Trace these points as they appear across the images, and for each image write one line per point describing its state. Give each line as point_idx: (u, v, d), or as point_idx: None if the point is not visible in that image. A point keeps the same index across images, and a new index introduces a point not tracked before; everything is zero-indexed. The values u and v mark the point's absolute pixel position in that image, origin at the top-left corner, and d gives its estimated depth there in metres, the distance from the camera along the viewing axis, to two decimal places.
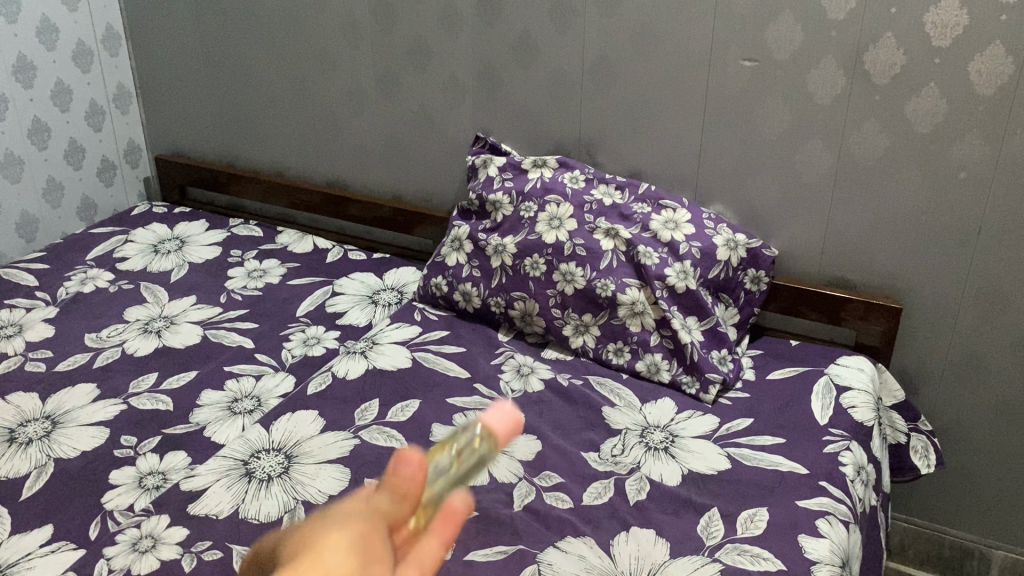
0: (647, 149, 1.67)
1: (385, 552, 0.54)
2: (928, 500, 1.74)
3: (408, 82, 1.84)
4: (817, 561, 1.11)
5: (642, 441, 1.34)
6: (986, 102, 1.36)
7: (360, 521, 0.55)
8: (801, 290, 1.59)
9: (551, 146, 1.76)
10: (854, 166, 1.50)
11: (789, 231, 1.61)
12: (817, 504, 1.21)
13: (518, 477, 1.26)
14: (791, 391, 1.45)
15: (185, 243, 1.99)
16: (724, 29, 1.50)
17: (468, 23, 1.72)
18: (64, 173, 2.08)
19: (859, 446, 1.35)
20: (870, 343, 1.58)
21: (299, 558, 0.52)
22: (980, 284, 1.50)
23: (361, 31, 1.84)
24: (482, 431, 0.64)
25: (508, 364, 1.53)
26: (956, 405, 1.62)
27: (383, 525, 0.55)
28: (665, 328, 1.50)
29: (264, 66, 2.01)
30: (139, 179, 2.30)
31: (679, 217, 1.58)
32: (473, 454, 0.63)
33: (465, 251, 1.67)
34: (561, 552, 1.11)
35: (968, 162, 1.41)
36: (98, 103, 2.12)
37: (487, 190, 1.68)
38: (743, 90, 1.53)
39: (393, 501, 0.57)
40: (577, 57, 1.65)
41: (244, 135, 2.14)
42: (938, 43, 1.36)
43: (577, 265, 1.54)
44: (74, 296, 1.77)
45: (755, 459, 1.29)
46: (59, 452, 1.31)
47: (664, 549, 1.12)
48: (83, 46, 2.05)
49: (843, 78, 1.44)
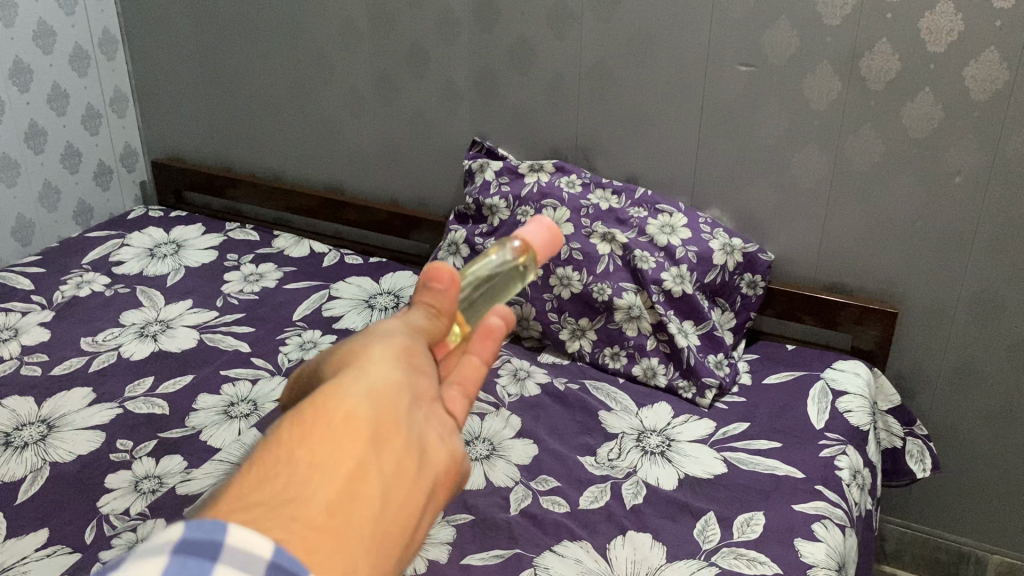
0: (643, 154, 1.67)
1: (425, 365, 0.59)
2: (924, 504, 1.74)
3: (405, 86, 1.85)
4: (814, 565, 1.11)
5: (638, 445, 1.34)
6: (981, 108, 1.37)
7: (405, 337, 0.60)
8: (796, 295, 1.59)
9: (548, 151, 1.76)
10: (850, 172, 1.50)
11: (785, 236, 1.61)
12: (813, 507, 1.21)
13: (515, 481, 1.26)
14: (787, 396, 1.45)
15: (182, 247, 1.99)
16: (720, 35, 1.50)
17: (465, 28, 1.72)
18: (61, 177, 2.08)
19: (855, 450, 1.35)
20: (866, 348, 1.58)
21: (348, 370, 0.55)
22: (975, 289, 1.50)
23: (358, 36, 1.84)
24: (523, 244, 0.71)
25: (505, 368, 1.53)
26: (952, 409, 1.62)
27: (423, 341, 0.61)
28: (662, 332, 1.50)
29: (261, 71, 2.01)
30: (135, 183, 2.30)
31: (675, 221, 1.58)
32: (517, 264, 0.70)
33: (461, 255, 1.67)
34: (558, 556, 1.11)
35: (963, 167, 1.42)
36: (95, 107, 2.12)
37: (484, 195, 1.68)
38: (739, 95, 1.53)
39: (430, 318, 0.62)
40: (574, 63, 1.65)
41: (240, 139, 2.14)
42: (933, 49, 1.36)
43: (574, 269, 1.54)
44: (70, 300, 1.77)
45: (751, 463, 1.29)
46: (55, 456, 1.31)
47: (661, 553, 1.12)
48: (81, 50, 2.05)
49: (839, 83, 1.45)
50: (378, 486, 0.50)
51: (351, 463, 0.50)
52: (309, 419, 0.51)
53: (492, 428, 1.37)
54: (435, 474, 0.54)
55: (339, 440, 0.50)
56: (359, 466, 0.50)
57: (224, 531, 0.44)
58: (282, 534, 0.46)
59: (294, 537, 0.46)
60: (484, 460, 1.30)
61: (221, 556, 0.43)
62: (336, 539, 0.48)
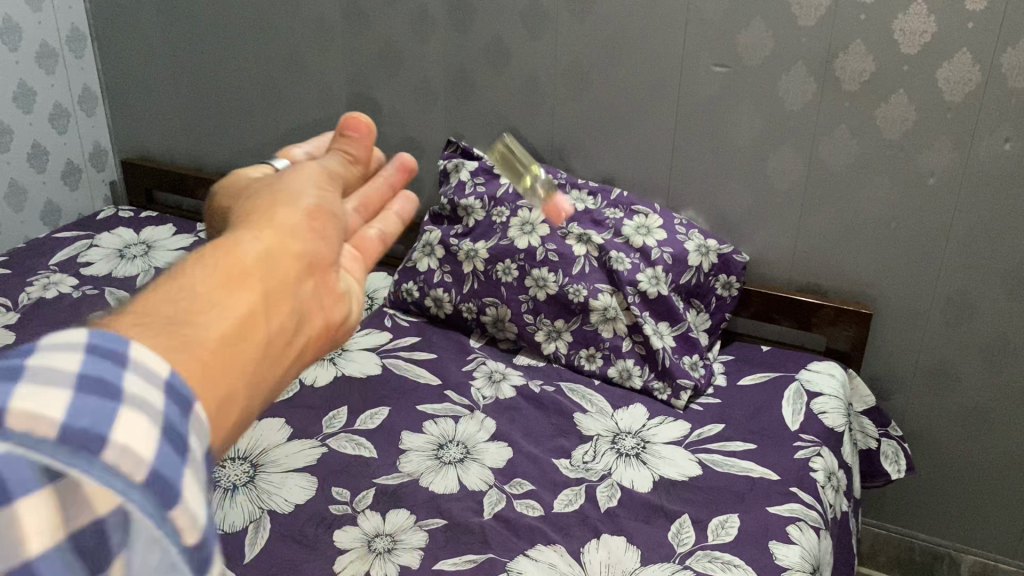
0: (618, 155, 1.66)
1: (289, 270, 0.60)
2: (898, 504, 1.75)
3: (378, 85, 1.83)
4: (789, 568, 1.10)
5: (613, 447, 1.33)
6: (955, 110, 1.37)
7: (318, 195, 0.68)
8: (772, 296, 1.59)
9: (524, 151, 1.75)
10: (825, 173, 1.50)
11: (760, 237, 1.61)
12: (788, 510, 1.20)
13: (488, 484, 1.24)
14: (763, 397, 1.45)
15: (152, 247, 1.96)
16: (696, 36, 1.50)
17: (440, 27, 1.71)
18: (28, 176, 2.04)
19: (830, 451, 1.35)
20: (841, 349, 1.58)
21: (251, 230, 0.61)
22: (949, 290, 1.51)
23: (331, 34, 1.82)
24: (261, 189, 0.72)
25: (479, 371, 1.52)
26: (926, 410, 1.63)
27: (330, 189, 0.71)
28: (638, 333, 1.49)
29: (234, 70, 1.98)
30: (105, 183, 2.26)
31: (651, 222, 1.58)
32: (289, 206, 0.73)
33: (436, 256, 1.65)
34: (531, 560, 1.10)
35: (937, 169, 1.42)
36: (63, 105, 2.08)
37: (459, 195, 1.67)
38: (715, 96, 1.53)
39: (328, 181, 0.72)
40: (550, 62, 1.64)
41: (213, 138, 2.11)
42: (906, 51, 1.37)
43: (549, 270, 1.53)
44: (36, 301, 1.73)
45: (726, 465, 1.29)
46: None
47: (635, 556, 1.11)
48: (48, 48, 2.01)
49: (814, 85, 1.45)
50: (265, 333, 0.56)
51: (247, 305, 0.55)
52: (219, 247, 0.58)
53: (466, 431, 1.35)
54: (312, 331, 0.62)
55: (236, 284, 0.56)
56: (255, 311, 0.55)
57: (127, 346, 0.45)
58: (195, 345, 0.50)
59: (193, 361, 0.49)
60: (458, 463, 1.28)
61: (130, 346, 0.45)
62: (241, 350, 0.53)
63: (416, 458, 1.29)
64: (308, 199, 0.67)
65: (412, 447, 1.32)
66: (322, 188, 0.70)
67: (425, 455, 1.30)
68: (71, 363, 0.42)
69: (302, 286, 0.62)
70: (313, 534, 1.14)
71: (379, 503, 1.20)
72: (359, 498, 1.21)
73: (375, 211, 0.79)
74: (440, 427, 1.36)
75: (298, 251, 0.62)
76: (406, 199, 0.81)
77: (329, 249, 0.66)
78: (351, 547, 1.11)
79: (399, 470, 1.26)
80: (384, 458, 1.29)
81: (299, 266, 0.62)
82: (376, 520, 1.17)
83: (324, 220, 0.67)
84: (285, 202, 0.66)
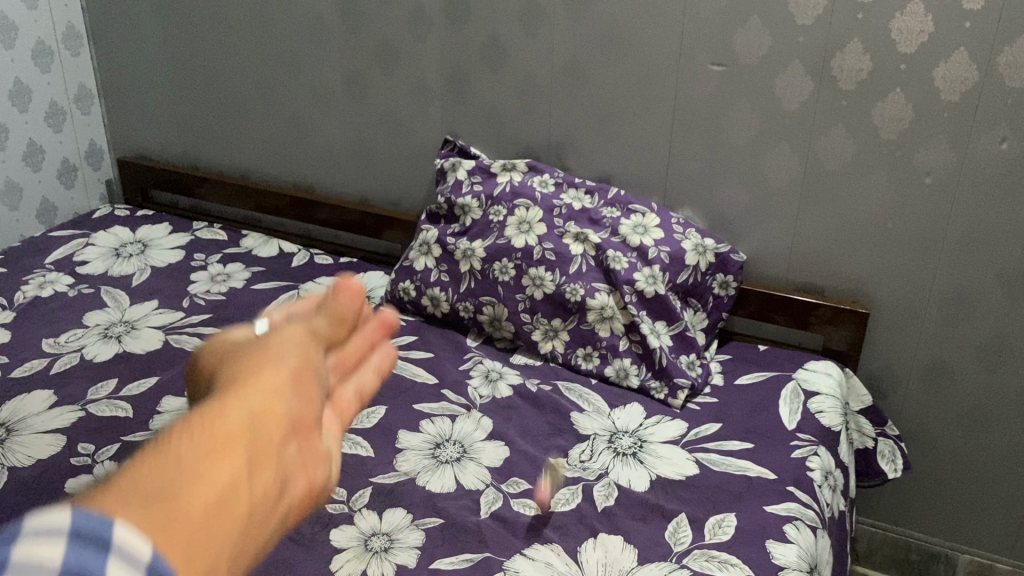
0: (615, 154, 1.66)
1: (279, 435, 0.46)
2: (894, 503, 1.75)
3: (375, 83, 1.82)
4: (786, 567, 1.10)
5: (610, 446, 1.33)
6: (952, 109, 1.37)
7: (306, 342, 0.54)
8: (769, 295, 1.59)
9: (521, 150, 1.75)
10: (821, 172, 1.50)
11: (757, 236, 1.61)
12: (785, 509, 1.20)
13: (485, 483, 1.24)
14: (760, 396, 1.45)
15: (148, 246, 1.96)
16: (693, 35, 1.50)
17: (437, 25, 1.70)
18: (23, 174, 2.03)
19: (827, 451, 1.35)
20: (838, 348, 1.58)
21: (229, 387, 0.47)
22: (946, 290, 1.51)
23: (328, 33, 1.82)
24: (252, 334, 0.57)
25: (476, 370, 1.52)
26: (923, 410, 1.63)
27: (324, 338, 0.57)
28: (635, 332, 1.49)
29: (230, 68, 1.98)
30: (101, 182, 2.26)
31: (648, 221, 1.58)
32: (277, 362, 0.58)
33: (433, 255, 1.65)
34: (528, 559, 1.10)
35: (934, 168, 1.42)
36: (59, 103, 2.08)
37: (456, 194, 1.67)
38: (712, 95, 1.53)
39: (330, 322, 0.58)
40: (547, 61, 1.64)
41: (209, 137, 2.10)
42: (903, 50, 1.37)
43: (547, 269, 1.53)
44: (32, 300, 1.73)
45: (723, 464, 1.29)
46: (12, 460, 1.27)
47: (632, 555, 1.11)
48: (44, 46, 2.00)
49: (811, 83, 1.45)
50: (253, 513, 0.42)
51: (225, 481, 0.41)
52: (195, 424, 0.43)
53: (463, 430, 1.35)
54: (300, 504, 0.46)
55: (223, 449, 0.42)
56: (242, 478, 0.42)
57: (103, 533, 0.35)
58: (154, 541, 0.37)
59: (170, 545, 0.38)
60: (454, 462, 1.28)
61: (110, 555, 0.35)
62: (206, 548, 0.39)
63: (413, 457, 1.29)
64: (291, 355, 0.52)
65: (409, 446, 1.31)
66: (313, 335, 0.56)
67: (422, 454, 1.30)
68: (52, 555, 0.34)
69: (291, 447, 0.46)
70: (309, 533, 1.13)
71: (375, 502, 1.20)
72: (356, 497, 1.20)
73: (351, 369, 0.60)
74: (437, 426, 1.36)
75: (280, 421, 0.46)
76: (380, 354, 0.62)
77: (311, 404, 0.50)
78: (348, 546, 1.11)
79: (396, 469, 1.26)
80: (381, 456, 1.29)
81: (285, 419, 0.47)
82: (373, 519, 1.16)
83: (306, 378, 0.51)
84: (261, 365, 0.50)
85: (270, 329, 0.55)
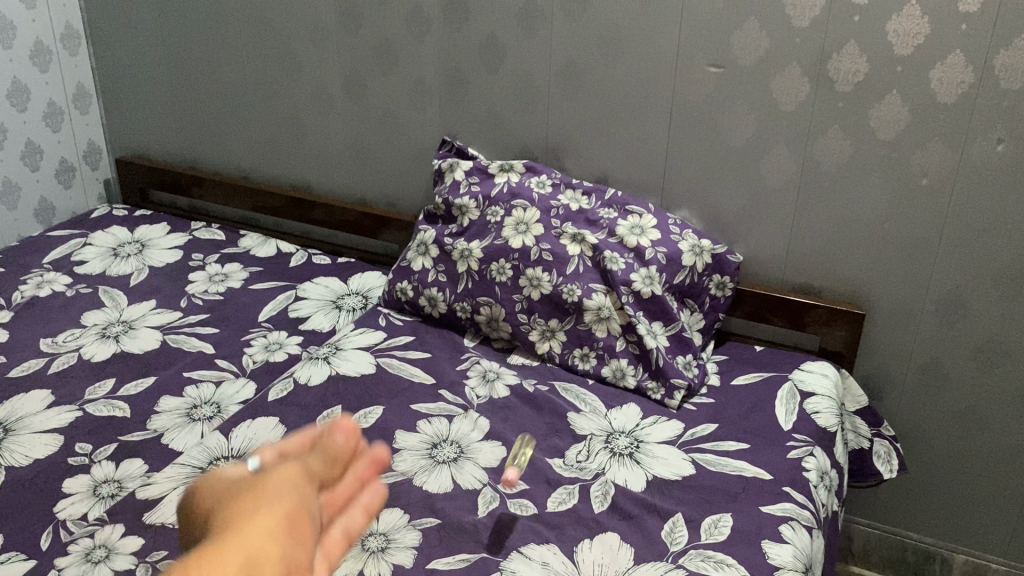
0: (613, 154, 1.67)
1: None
2: (890, 504, 1.75)
3: (373, 83, 1.83)
4: (781, 567, 1.11)
5: (606, 447, 1.33)
6: (948, 111, 1.38)
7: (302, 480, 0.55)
8: (765, 296, 1.60)
9: (519, 150, 1.75)
10: (818, 173, 1.51)
11: (754, 237, 1.61)
12: (781, 509, 1.21)
13: (482, 483, 1.24)
14: (756, 397, 1.45)
15: (146, 246, 1.96)
16: (690, 36, 1.50)
17: (435, 26, 1.71)
18: (21, 174, 2.03)
19: (823, 451, 1.35)
20: (834, 349, 1.59)
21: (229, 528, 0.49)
22: (941, 291, 1.51)
23: (326, 33, 1.82)
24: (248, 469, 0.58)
25: (473, 370, 1.52)
26: (918, 410, 1.64)
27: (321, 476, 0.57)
28: (631, 333, 1.50)
29: (228, 68, 1.98)
30: (99, 182, 2.26)
31: (645, 222, 1.58)
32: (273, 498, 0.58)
33: (430, 256, 1.65)
34: (524, 559, 1.10)
35: (930, 170, 1.43)
36: (57, 103, 2.08)
37: (454, 194, 1.67)
38: (708, 96, 1.53)
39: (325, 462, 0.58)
40: (545, 62, 1.64)
41: (207, 137, 2.11)
42: (899, 52, 1.37)
43: (544, 270, 1.53)
44: (30, 300, 1.73)
45: (719, 464, 1.29)
46: (10, 460, 1.28)
47: (628, 555, 1.12)
48: (42, 46, 2.00)
49: (807, 84, 1.45)
50: None
51: None
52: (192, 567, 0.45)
53: (460, 430, 1.36)
54: None
55: None
56: None
57: None
58: None
59: None
60: (451, 462, 1.28)
61: None
62: None
63: (410, 457, 1.29)
64: (286, 496, 0.52)
65: (407, 446, 1.32)
66: (310, 473, 0.57)
67: (419, 454, 1.30)
68: None
69: None
70: None
71: None
72: None
73: (341, 509, 0.58)
74: (434, 426, 1.36)
75: (269, 573, 0.47)
76: (374, 489, 0.61)
77: (302, 553, 0.50)
78: None
79: (393, 469, 1.26)
80: None
81: (276, 563, 0.48)
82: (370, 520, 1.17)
83: (301, 521, 0.51)
84: (253, 511, 0.50)
85: (266, 467, 0.56)
